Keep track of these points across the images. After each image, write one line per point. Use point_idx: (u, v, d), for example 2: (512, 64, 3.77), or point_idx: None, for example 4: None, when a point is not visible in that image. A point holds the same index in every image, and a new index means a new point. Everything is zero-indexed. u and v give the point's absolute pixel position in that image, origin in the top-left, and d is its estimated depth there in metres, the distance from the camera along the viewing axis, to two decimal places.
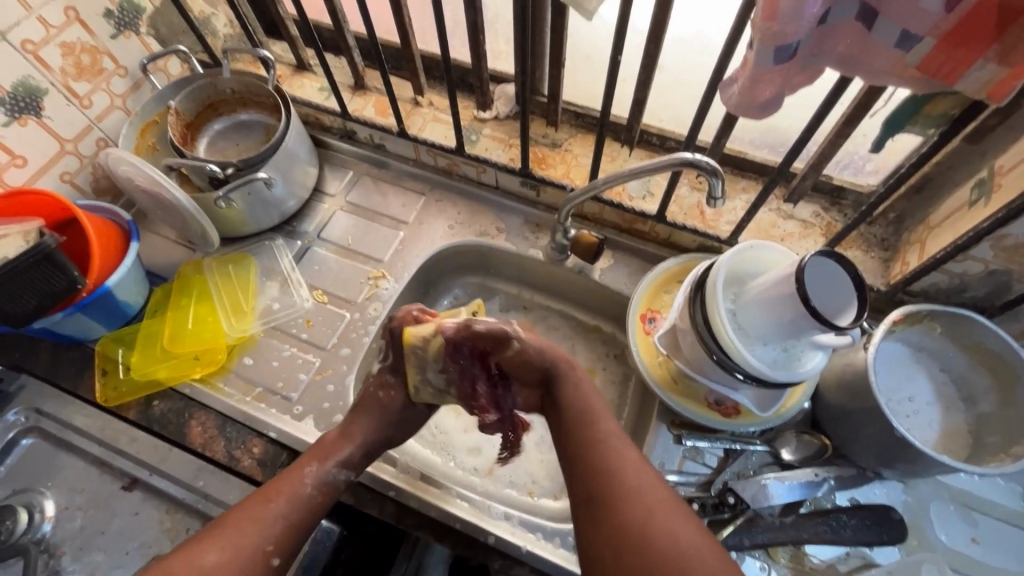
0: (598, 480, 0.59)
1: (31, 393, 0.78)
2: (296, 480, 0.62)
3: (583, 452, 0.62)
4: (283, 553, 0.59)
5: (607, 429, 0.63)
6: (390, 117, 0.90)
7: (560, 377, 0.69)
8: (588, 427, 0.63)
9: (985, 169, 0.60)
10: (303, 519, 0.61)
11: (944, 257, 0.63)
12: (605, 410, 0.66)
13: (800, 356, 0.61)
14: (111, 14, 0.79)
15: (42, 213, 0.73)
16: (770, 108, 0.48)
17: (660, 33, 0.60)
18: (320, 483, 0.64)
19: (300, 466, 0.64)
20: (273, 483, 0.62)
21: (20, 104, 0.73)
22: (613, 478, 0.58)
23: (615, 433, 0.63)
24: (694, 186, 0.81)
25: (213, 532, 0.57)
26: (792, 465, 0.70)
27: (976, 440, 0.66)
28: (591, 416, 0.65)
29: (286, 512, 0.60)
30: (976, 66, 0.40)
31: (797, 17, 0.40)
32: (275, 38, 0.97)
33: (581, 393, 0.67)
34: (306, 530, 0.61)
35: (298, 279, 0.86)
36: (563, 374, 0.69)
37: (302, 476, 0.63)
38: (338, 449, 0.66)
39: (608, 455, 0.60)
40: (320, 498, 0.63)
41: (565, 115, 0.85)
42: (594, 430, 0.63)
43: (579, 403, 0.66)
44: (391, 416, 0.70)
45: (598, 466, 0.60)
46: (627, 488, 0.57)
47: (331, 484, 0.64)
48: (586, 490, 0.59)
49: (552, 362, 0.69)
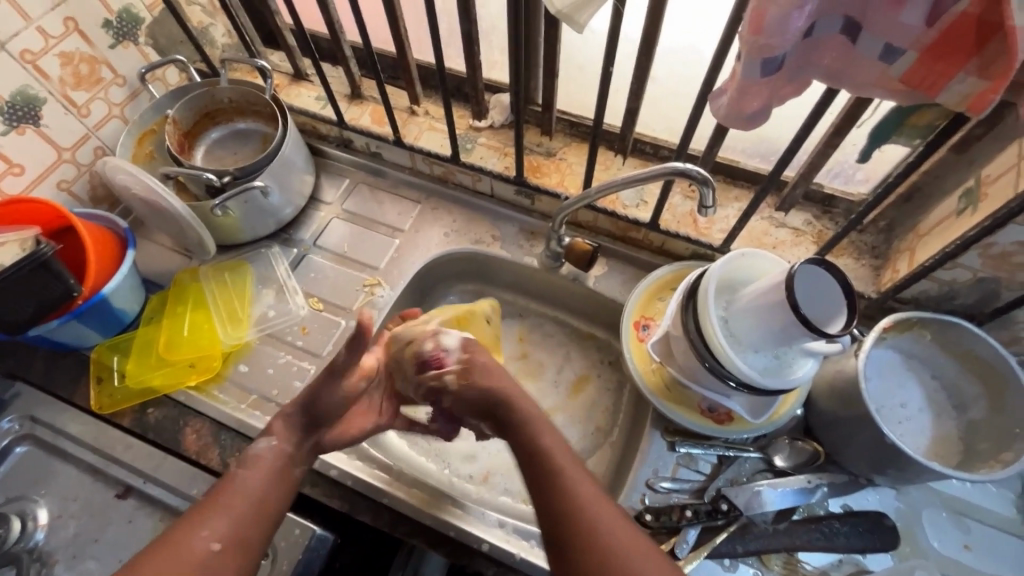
0: (558, 510, 0.55)
1: (27, 400, 0.78)
2: (241, 468, 0.60)
3: (539, 479, 0.58)
4: (224, 538, 0.55)
5: (559, 452, 0.59)
6: (386, 126, 0.91)
7: (506, 402, 0.64)
8: (541, 452, 0.60)
9: (972, 178, 0.60)
10: (258, 501, 0.59)
11: (933, 264, 0.64)
12: (554, 433, 0.62)
13: (791, 364, 0.61)
14: (110, 24, 0.80)
15: (38, 221, 0.74)
16: (758, 119, 0.49)
17: (651, 44, 0.61)
18: (271, 464, 0.62)
19: (249, 454, 0.62)
20: (223, 475, 0.60)
21: (18, 113, 0.73)
22: (575, 505, 0.55)
23: (568, 456, 0.59)
24: (687, 195, 0.82)
25: (160, 540, 0.55)
26: (785, 472, 0.70)
27: (967, 446, 0.66)
28: (539, 442, 0.60)
29: (230, 501, 0.57)
30: (956, 80, 0.41)
31: (783, 30, 0.41)
32: (273, 48, 0.98)
33: (526, 421, 0.63)
34: (258, 513, 0.58)
35: (294, 286, 0.86)
36: (506, 397, 0.65)
37: (249, 462, 0.61)
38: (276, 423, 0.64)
39: (563, 481, 0.57)
40: (272, 480, 0.61)
41: (559, 124, 0.86)
42: (546, 456, 0.59)
43: (524, 428, 0.62)
44: (330, 399, 0.66)
45: (556, 494, 0.56)
46: (589, 515, 0.54)
47: (283, 468, 0.62)
48: (547, 522, 0.56)
49: (496, 387, 0.66)
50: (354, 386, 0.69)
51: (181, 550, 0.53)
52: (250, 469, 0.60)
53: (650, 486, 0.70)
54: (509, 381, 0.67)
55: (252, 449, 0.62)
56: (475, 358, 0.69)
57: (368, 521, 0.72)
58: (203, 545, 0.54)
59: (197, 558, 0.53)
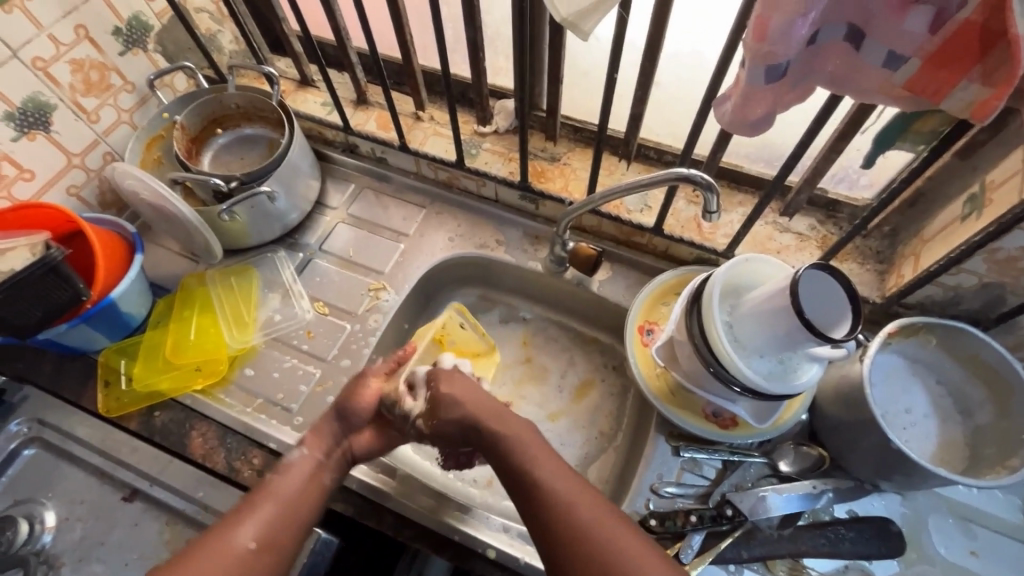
0: (546, 515, 0.55)
1: (35, 403, 0.78)
2: (277, 475, 0.63)
3: (523, 488, 0.58)
4: (261, 538, 0.57)
5: (540, 458, 0.60)
6: (391, 132, 0.91)
7: (482, 417, 0.65)
8: (523, 461, 0.60)
9: (977, 184, 0.60)
10: (291, 506, 0.60)
11: (938, 270, 0.64)
12: (536, 440, 0.62)
13: (796, 369, 0.62)
14: (120, 32, 0.81)
15: (49, 226, 0.74)
16: (761, 125, 0.49)
17: (656, 50, 0.62)
18: (304, 471, 0.64)
19: (283, 462, 0.64)
20: (260, 482, 0.62)
21: (29, 119, 0.74)
22: (560, 509, 0.55)
23: (550, 461, 0.59)
24: (691, 200, 0.82)
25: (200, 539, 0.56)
26: (790, 477, 0.70)
27: (973, 452, 0.66)
28: (518, 454, 0.61)
29: (266, 504, 0.59)
30: (960, 87, 0.41)
31: (787, 37, 0.41)
32: (279, 54, 0.99)
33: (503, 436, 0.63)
34: (293, 518, 0.60)
35: (299, 290, 0.87)
36: (480, 412, 0.65)
37: (283, 470, 0.63)
38: (310, 433, 0.68)
39: (546, 486, 0.57)
40: (306, 487, 0.63)
41: (563, 129, 0.86)
42: (527, 464, 0.59)
43: (503, 439, 0.62)
44: (340, 414, 0.69)
45: (541, 501, 0.56)
46: (576, 517, 0.54)
47: (315, 475, 0.64)
48: (537, 528, 0.56)
49: (468, 407, 0.66)
50: (360, 409, 0.70)
51: (222, 547, 0.55)
52: (286, 476, 0.63)
53: (655, 491, 0.70)
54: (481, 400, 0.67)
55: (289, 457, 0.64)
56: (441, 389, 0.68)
57: (372, 525, 0.72)
58: (242, 545, 0.56)
59: (236, 556, 0.55)
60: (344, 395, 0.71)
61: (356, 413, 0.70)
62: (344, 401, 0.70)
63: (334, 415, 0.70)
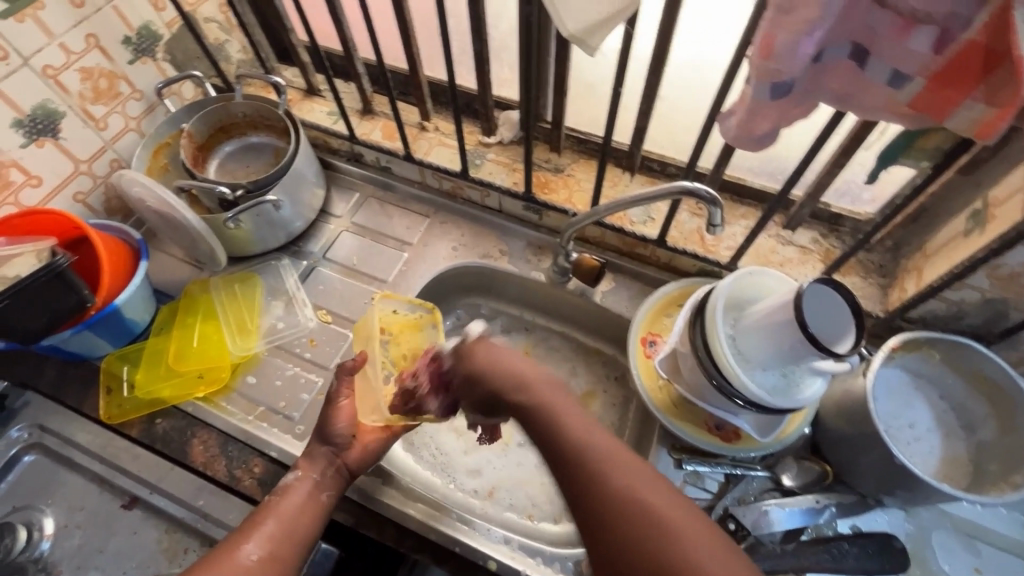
0: (597, 491, 0.49)
1: (36, 409, 0.78)
2: (276, 495, 0.64)
3: (566, 463, 0.52)
4: (262, 550, 0.57)
5: (587, 430, 0.53)
6: (396, 141, 0.92)
7: (517, 383, 0.58)
8: (568, 432, 0.53)
9: (979, 201, 0.61)
10: (290, 521, 0.61)
11: (941, 284, 0.64)
12: (578, 410, 0.56)
13: (799, 383, 0.61)
14: (130, 41, 0.82)
15: (54, 232, 0.75)
16: (766, 140, 0.50)
17: (660, 66, 0.62)
18: (301, 492, 0.64)
19: (280, 485, 0.65)
20: (260, 505, 0.63)
21: (38, 126, 0.75)
22: (613, 484, 0.49)
23: (598, 433, 0.53)
24: (694, 212, 0.83)
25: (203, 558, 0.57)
26: (792, 491, 0.70)
27: (977, 468, 0.66)
28: (558, 425, 0.54)
29: (265, 521, 0.60)
30: (964, 106, 0.42)
31: (792, 56, 0.42)
32: (286, 63, 1.00)
33: (546, 402, 0.56)
34: (292, 533, 0.60)
35: (303, 298, 0.87)
36: (517, 377, 0.59)
37: (281, 492, 0.64)
38: (302, 456, 0.68)
39: (597, 460, 0.51)
40: (301, 507, 0.63)
41: (568, 141, 0.87)
42: (570, 438, 0.53)
43: (544, 408, 0.56)
44: (322, 435, 0.69)
45: (591, 476, 0.50)
46: (633, 494, 0.48)
47: (312, 494, 0.64)
48: (584, 506, 0.50)
49: (500, 372, 0.59)
50: (341, 428, 0.68)
51: (224, 562, 0.55)
52: (284, 496, 0.63)
53: None
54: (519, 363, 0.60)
55: (285, 480, 0.65)
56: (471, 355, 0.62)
57: (373, 535, 0.71)
58: (244, 558, 0.56)
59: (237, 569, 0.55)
60: (323, 417, 0.70)
61: (338, 432, 0.68)
62: (323, 424, 0.69)
63: (321, 439, 0.69)
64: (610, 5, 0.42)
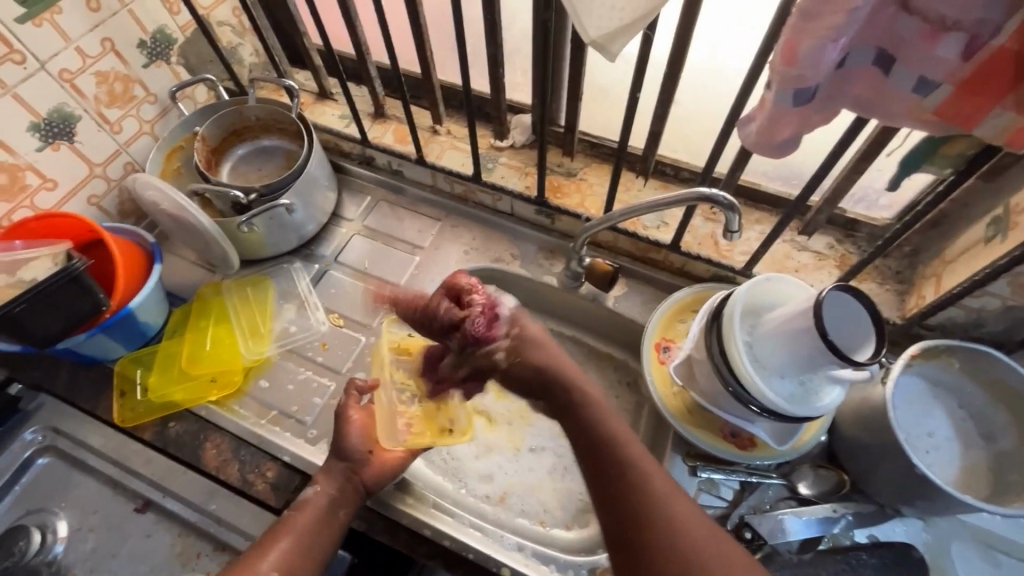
0: (633, 495, 0.52)
1: (50, 411, 0.79)
2: (296, 510, 0.64)
3: (603, 465, 0.55)
4: (280, 569, 0.58)
5: (626, 437, 0.56)
6: (408, 145, 0.92)
7: (567, 381, 0.61)
8: (611, 438, 0.56)
9: (1000, 207, 0.60)
10: (307, 538, 0.61)
11: (961, 292, 0.64)
12: (617, 417, 0.59)
13: (817, 391, 0.61)
14: (145, 45, 0.82)
15: (69, 235, 0.75)
16: (788, 146, 0.49)
17: (677, 71, 0.62)
18: (319, 507, 0.64)
19: (299, 500, 0.65)
20: (278, 518, 0.64)
21: (54, 130, 0.75)
22: (649, 491, 0.52)
23: (635, 441, 0.56)
24: (708, 217, 0.82)
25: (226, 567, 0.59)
26: (809, 500, 0.69)
27: (997, 478, 0.65)
28: (600, 428, 0.57)
29: (282, 537, 0.61)
30: (993, 114, 0.42)
31: (817, 62, 0.41)
32: (298, 67, 1.00)
33: (592, 404, 0.59)
34: (310, 551, 0.61)
35: (315, 302, 0.87)
36: (568, 378, 0.61)
37: (299, 506, 0.64)
38: (320, 472, 0.69)
39: (633, 465, 0.54)
40: (318, 522, 0.63)
41: (580, 145, 0.86)
42: (609, 441, 0.56)
43: (589, 411, 0.59)
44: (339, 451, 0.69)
45: (628, 480, 0.53)
46: (666, 502, 0.51)
47: (330, 511, 0.65)
48: (616, 507, 0.52)
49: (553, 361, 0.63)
50: (355, 447, 0.69)
51: None
52: (302, 510, 0.64)
53: None
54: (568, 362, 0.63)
55: (303, 494, 0.66)
56: (527, 329, 0.65)
57: (386, 541, 0.71)
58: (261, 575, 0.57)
59: None
60: (339, 433, 0.71)
61: (353, 449, 0.69)
62: (339, 440, 0.70)
63: (337, 454, 0.69)
64: (633, 11, 0.42)
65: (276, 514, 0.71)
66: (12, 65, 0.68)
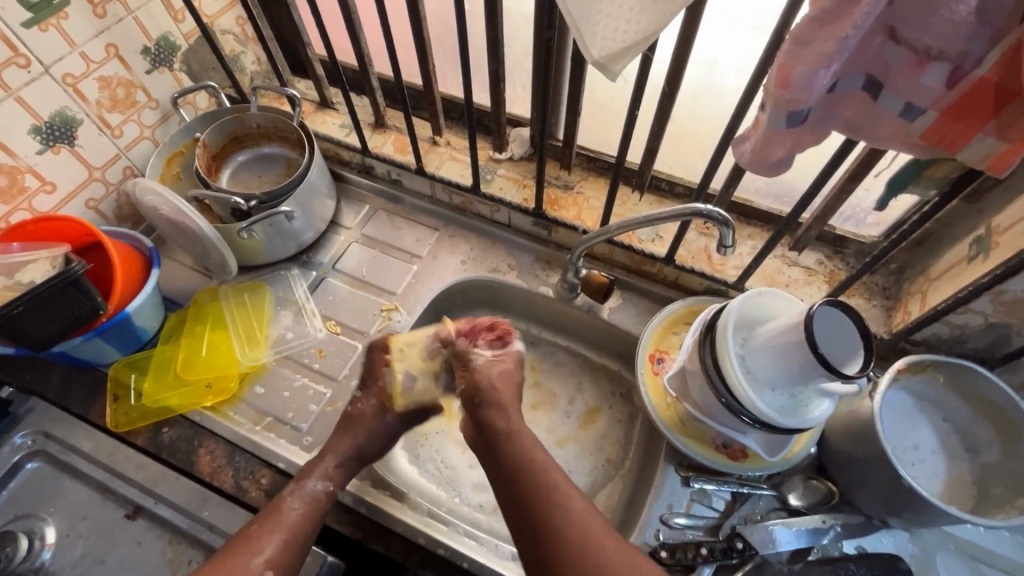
0: (563, 546, 0.54)
1: (40, 416, 0.78)
2: (289, 500, 0.64)
3: (535, 513, 0.57)
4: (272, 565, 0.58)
5: (572, 492, 0.57)
6: (408, 155, 0.93)
7: (495, 428, 0.64)
8: (541, 485, 0.58)
9: (982, 227, 0.62)
10: (293, 536, 0.61)
11: (945, 308, 0.66)
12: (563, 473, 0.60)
13: (808, 404, 0.62)
14: (148, 51, 0.82)
15: (69, 238, 0.75)
16: (780, 166, 0.51)
17: (674, 90, 0.63)
18: (307, 494, 0.64)
19: (294, 487, 0.65)
20: (272, 505, 0.63)
21: (55, 134, 0.75)
22: (563, 528, 0.55)
23: (579, 495, 0.58)
24: (702, 232, 0.84)
25: (219, 558, 0.58)
26: (799, 511, 0.70)
27: (981, 491, 0.66)
28: (539, 481, 0.58)
29: (276, 529, 0.61)
30: (975, 139, 0.44)
31: (809, 86, 0.43)
32: (300, 76, 1.01)
33: (533, 461, 0.60)
34: (302, 546, 0.61)
35: (312, 308, 0.88)
36: (501, 412, 0.65)
37: (296, 494, 0.64)
38: (321, 467, 0.67)
39: (570, 523, 0.55)
40: (304, 511, 0.63)
41: (578, 159, 0.88)
42: (549, 490, 0.57)
43: (532, 467, 0.60)
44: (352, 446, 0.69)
45: (565, 538, 0.54)
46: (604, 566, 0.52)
47: (317, 500, 0.65)
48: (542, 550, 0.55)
49: (492, 393, 0.66)
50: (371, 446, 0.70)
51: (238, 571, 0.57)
52: (294, 502, 0.64)
53: (665, 522, 0.70)
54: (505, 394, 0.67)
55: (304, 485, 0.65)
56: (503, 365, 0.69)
57: (379, 549, 0.71)
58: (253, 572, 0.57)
59: None
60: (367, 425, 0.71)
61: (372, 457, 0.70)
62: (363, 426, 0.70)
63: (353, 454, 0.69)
64: (636, 33, 0.43)
65: None
66: (16, 68, 0.69)
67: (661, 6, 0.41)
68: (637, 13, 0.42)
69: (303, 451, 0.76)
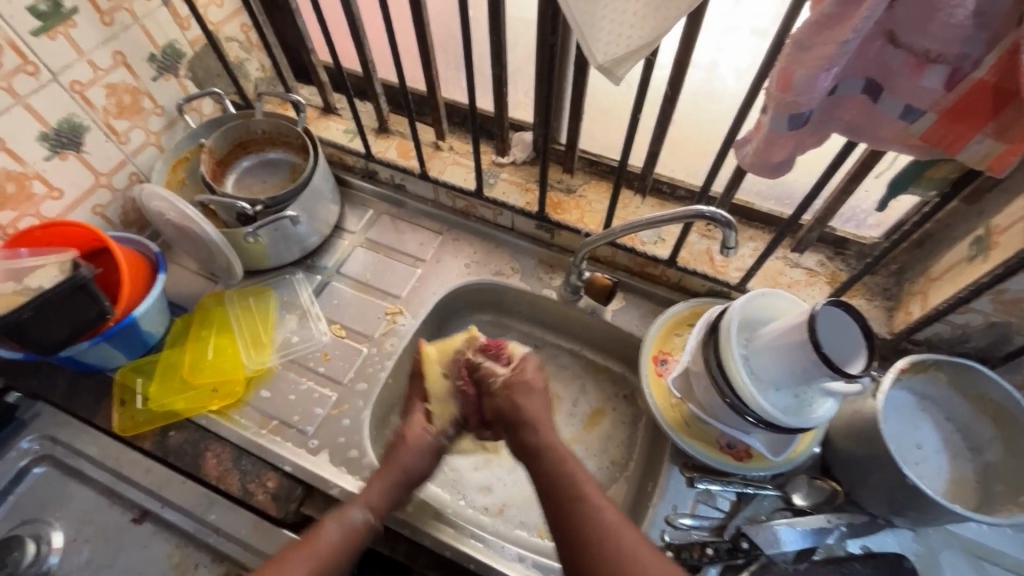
0: (597, 556, 0.56)
1: (46, 421, 0.78)
2: (331, 522, 0.62)
3: (564, 521, 0.59)
4: None
5: (591, 486, 0.60)
6: (412, 160, 0.94)
7: (530, 441, 0.65)
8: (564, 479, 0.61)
9: (981, 228, 0.63)
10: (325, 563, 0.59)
11: (947, 308, 0.66)
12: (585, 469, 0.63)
13: (811, 403, 0.62)
14: (155, 58, 0.83)
15: (76, 243, 0.76)
16: (782, 168, 0.52)
17: (676, 94, 0.64)
18: (353, 527, 0.62)
19: (340, 510, 0.63)
20: (314, 524, 0.62)
21: (62, 140, 0.76)
22: (584, 512, 0.58)
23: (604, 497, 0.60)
24: (704, 234, 0.85)
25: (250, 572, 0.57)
26: (803, 511, 0.70)
27: (984, 488, 0.67)
28: (572, 490, 0.60)
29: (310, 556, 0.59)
30: (974, 141, 0.45)
31: (810, 90, 0.43)
32: (305, 82, 1.02)
33: (569, 474, 0.62)
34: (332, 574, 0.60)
35: (316, 312, 0.88)
36: (535, 426, 0.66)
37: (338, 517, 0.63)
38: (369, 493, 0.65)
39: (593, 510, 0.58)
40: (342, 541, 0.61)
41: (580, 162, 0.89)
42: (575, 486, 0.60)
43: (562, 463, 0.63)
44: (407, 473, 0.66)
45: (600, 546, 0.56)
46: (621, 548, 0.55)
47: (361, 535, 0.63)
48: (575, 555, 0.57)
49: (524, 411, 0.67)
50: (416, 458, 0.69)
51: None
52: (336, 525, 0.62)
53: (671, 522, 0.71)
54: (531, 408, 0.67)
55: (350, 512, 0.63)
56: (527, 370, 0.71)
57: (386, 552, 0.71)
58: None
59: None
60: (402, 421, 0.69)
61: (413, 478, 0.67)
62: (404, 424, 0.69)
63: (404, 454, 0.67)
64: (639, 38, 0.44)
65: (277, 524, 0.72)
66: (25, 76, 0.69)
67: (664, 12, 0.42)
68: (641, 17, 0.43)
69: (310, 454, 0.76)
